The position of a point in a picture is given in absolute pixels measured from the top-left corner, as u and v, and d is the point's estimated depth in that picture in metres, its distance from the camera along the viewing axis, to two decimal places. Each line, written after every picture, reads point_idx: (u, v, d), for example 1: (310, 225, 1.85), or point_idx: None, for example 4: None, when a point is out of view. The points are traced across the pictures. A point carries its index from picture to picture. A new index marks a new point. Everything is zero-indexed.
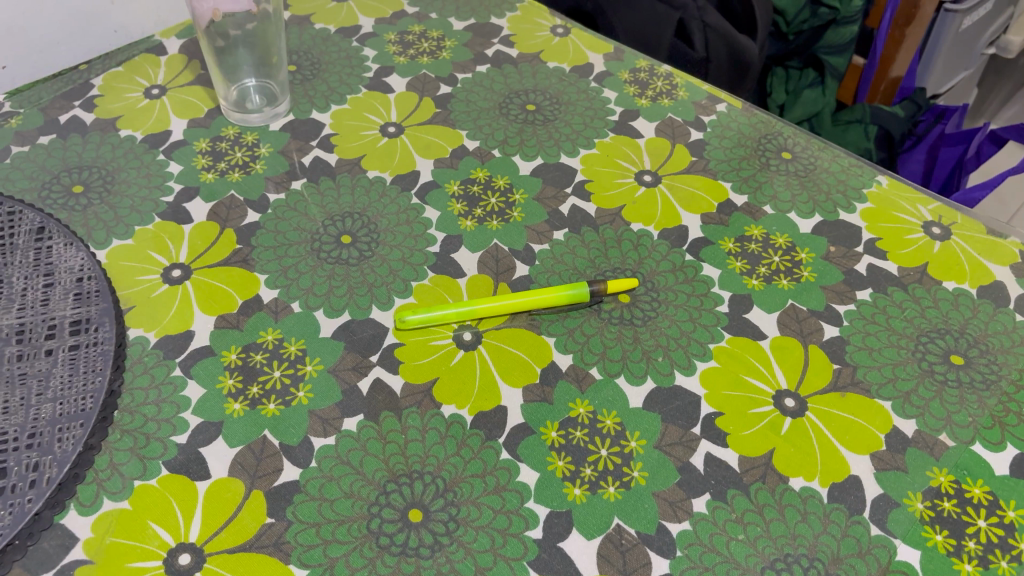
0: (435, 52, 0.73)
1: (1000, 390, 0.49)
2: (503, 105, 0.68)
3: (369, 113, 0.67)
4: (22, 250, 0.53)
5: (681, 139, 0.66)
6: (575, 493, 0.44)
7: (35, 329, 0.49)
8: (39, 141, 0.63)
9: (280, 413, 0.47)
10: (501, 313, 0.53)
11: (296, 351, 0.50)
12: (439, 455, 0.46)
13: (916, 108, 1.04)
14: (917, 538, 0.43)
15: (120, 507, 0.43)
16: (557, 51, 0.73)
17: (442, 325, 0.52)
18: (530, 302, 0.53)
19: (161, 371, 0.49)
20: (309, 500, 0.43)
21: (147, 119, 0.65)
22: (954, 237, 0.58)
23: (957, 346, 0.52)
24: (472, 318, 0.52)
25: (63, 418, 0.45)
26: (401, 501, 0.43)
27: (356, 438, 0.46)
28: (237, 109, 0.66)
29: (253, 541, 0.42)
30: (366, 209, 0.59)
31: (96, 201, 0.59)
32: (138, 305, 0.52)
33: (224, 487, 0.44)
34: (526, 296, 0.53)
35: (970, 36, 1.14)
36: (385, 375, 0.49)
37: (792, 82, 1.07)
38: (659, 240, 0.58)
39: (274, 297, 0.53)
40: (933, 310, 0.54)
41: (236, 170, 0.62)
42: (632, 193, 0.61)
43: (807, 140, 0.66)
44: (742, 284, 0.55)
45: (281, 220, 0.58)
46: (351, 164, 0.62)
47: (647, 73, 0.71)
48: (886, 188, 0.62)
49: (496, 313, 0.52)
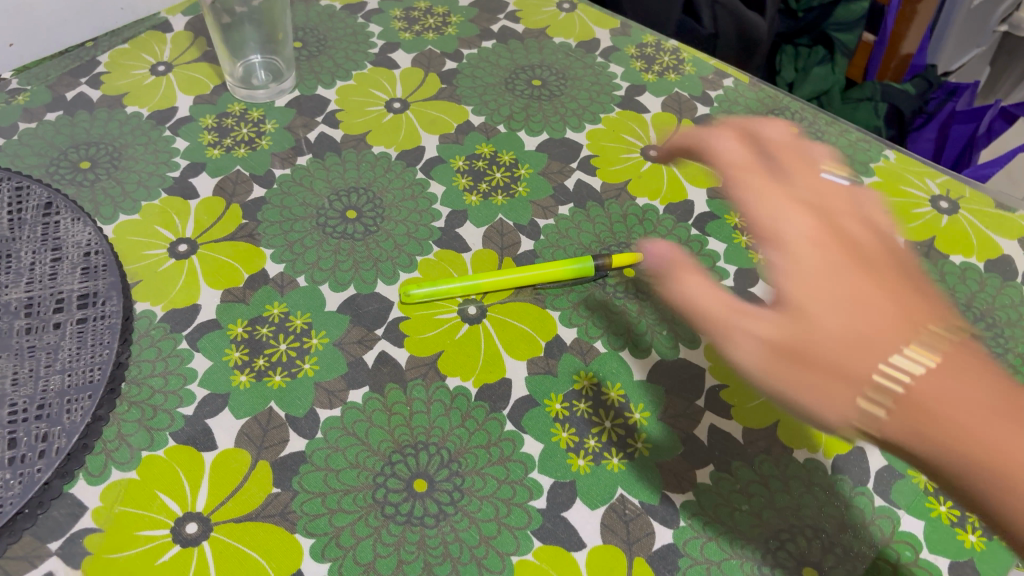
0: (441, 27, 0.73)
1: (1006, 363, 0.49)
2: (509, 81, 0.68)
3: (374, 89, 0.67)
4: (29, 225, 0.53)
5: (688, 113, 0.65)
6: (578, 464, 0.45)
7: (44, 302, 0.49)
8: (46, 117, 0.63)
9: (286, 385, 0.48)
10: (505, 288, 0.53)
11: (302, 324, 0.51)
12: (443, 427, 0.46)
13: (926, 86, 1.01)
14: (920, 508, 0.43)
15: (129, 477, 0.43)
16: (563, 26, 0.73)
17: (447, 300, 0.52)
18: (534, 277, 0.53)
19: (168, 344, 0.49)
20: (314, 471, 0.44)
21: (153, 96, 0.66)
22: (962, 211, 0.58)
23: (963, 320, 0.51)
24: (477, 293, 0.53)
25: (71, 389, 0.45)
26: (406, 471, 0.44)
27: (361, 410, 0.47)
28: (243, 85, 0.66)
29: (260, 511, 0.42)
30: (371, 184, 0.59)
31: (103, 176, 0.59)
32: (145, 279, 0.53)
33: (231, 458, 0.44)
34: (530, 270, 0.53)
35: (983, 15, 1.13)
36: (390, 348, 0.50)
37: (801, 60, 1.07)
38: (664, 214, 0.58)
39: (280, 271, 0.53)
40: (939, 284, 0.53)
41: (242, 146, 0.62)
42: (638, 167, 0.61)
43: (814, 114, 0.65)
44: (748, 258, 0.55)
45: (286, 195, 0.58)
46: (357, 140, 0.62)
47: (653, 48, 0.71)
48: (894, 162, 0.62)
49: (501, 287, 0.53)
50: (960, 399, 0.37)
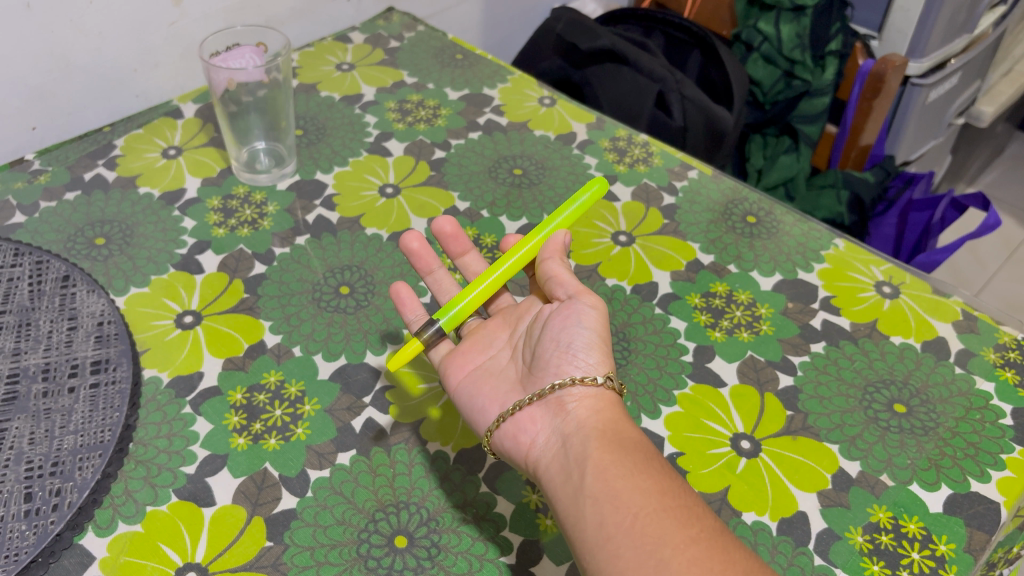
0: (432, 119, 0.79)
1: (938, 436, 0.54)
2: (493, 170, 0.74)
3: (368, 174, 0.73)
4: (47, 296, 0.58)
5: (655, 203, 0.71)
6: (546, 523, 0.49)
7: (59, 367, 0.54)
8: (65, 197, 0.68)
9: (280, 447, 0.52)
10: (511, 273, 0.56)
11: (296, 391, 0.55)
12: (423, 488, 0.50)
13: (886, 175, 1.11)
14: (855, 568, 0.47)
15: (134, 529, 0.47)
16: (544, 120, 0.80)
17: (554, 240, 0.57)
18: (474, 298, 0.55)
19: (173, 408, 0.54)
20: (304, 527, 0.48)
21: (164, 177, 0.71)
22: (902, 295, 0.64)
23: (901, 396, 0.56)
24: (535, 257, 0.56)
25: (83, 448, 0.49)
26: (387, 528, 0.48)
27: (348, 471, 0.51)
28: (247, 169, 0.72)
29: (254, 562, 0.46)
30: (363, 263, 0.65)
31: (116, 252, 0.64)
32: (152, 347, 0.57)
33: (228, 513, 0.48)
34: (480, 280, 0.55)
35: (936, 110, 1.23)
36: (376, 414, 0.54)
37: (769, 149, 1.18)
38: (631, 294, 0.63)
39: (277, 342, 0.58)
40: (880, 362, 0.59)
41: (245, 226, 0.67)
42: (607, 251, 0.66)
43: (770, 206, 0.72)
44: (705, 335, 0.60)
45: (285, 272, 0.63)
46: (351, 222, 0.68)
47: (625, 142, 0.78)
48: (843, 251, 0.68)
49: (515, 269, 0.56)
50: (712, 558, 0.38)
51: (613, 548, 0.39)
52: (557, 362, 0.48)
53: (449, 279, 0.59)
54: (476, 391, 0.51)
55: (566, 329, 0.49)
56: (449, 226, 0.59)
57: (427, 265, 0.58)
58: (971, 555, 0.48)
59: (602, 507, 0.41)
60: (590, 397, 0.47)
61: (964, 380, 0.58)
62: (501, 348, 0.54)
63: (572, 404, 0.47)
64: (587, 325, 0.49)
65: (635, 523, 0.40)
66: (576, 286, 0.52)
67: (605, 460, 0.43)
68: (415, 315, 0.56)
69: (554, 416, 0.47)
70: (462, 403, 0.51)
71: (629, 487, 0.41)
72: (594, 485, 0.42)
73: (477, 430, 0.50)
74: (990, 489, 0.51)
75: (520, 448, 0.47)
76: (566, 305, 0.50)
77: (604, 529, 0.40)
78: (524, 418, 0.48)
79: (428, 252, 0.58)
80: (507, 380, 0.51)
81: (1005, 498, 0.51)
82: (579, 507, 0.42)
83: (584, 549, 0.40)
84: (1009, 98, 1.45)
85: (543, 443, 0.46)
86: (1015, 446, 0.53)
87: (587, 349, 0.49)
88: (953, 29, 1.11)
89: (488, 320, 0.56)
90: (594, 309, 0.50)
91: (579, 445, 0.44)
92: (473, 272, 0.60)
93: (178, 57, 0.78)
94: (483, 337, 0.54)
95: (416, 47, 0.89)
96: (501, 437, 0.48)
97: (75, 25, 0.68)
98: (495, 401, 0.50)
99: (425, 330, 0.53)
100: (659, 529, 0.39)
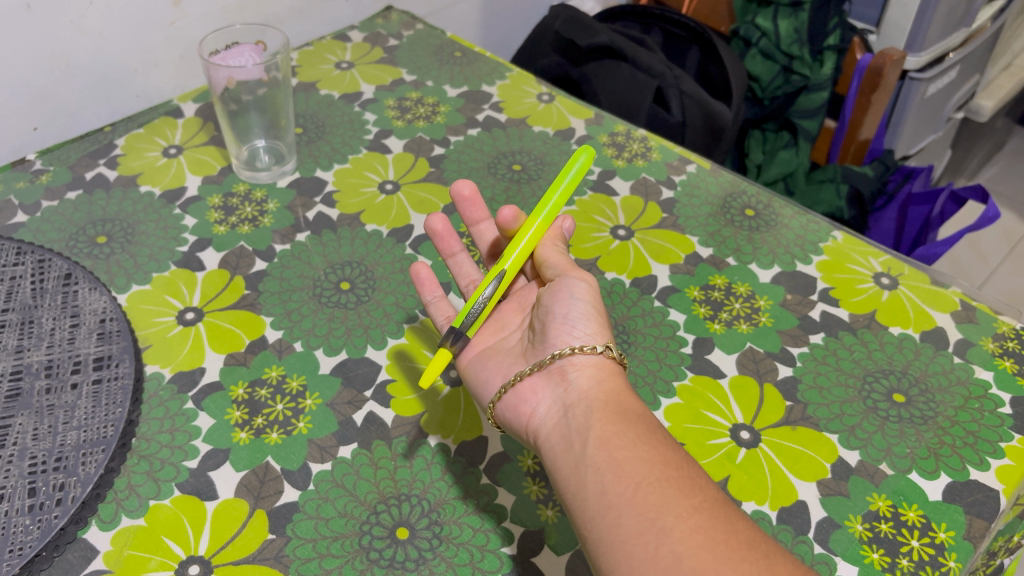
0: (431, 116, 0.80)
1: (937, 425, 0.54)
2: (492, 166, 0.74)
3: (368, 171, 0.73)
4: (50, 293, 0.59)
5: (654, 197, 0.72)
6: (546, 514, 0.49)
7: (62, 364, 0.54)
8: (66, 196, 0.69)
9: (282, 441, 0.52)
10: (519, 263, 0.54)
11: (297, 386, 0.56)
12: (425, 480, 0.51)
13: (884, 169, 1.11)
14: (855, 556, 0.47)
15: (137, 523, 0.47)
16: (542, 116, 0.80)
17: (554, 219, 0.55)
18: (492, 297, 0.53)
19: (175, 403, 0.54)
20: (307, 519, 0.48)
21: (165, 176, 0.72)
22: (901, 286, 0.64)
23: (900, 386, 0.57)
24: (537, 243, 0.54)
25: (86, 443, 0.50)
26: (389, 520, 0.48)
27: (350, 464, 0.51)
28: (248, 167, 0.72)
29: (257, 555, 0.46)
30: (364, 259, 0.65)
31: (118, 250, 0.65)
32: (154, 343, 0.57)
33: (230, 506, 0.48)
34: (489, 276, 0.53)
35: (936, 104, 1.23)
36: (377, 409, 0.55)
37: (768, 144, 1.19)
38: (630, 287, 0.63)
39: (278, 337, 0.59)
40: (879, 353, 0.59)
41: (246, 223, 0.68)
42: (606, 246, 0.67)
43: (768, 199, 0.72)
44: (705, 327, 0.60)
45: (286, 268, 0.64)
46: (351, 219, 0.68)
47: (624, 137, 0.78)
48: (841, 243, 0.68)
49: (522, 257, 0.54)
50: (714, 524, 0.38)
51: (613, 517, 0.39)
52: (555, 333, 0.49)
53: (469, 261, 0.60)
54: (483, 365, 0.51)
55: (561, 300, 0.50)
56: (466, 190, 0.59)
57: (448, 248, 0.59)
58: (970, 542, 0.48)
59: (604, 475, 0.41)
60: (590, 366, 0.47)
61: (963, 369, 0.58)
62: (514, 329, 0.54)
63: (573, 373, 0.47)
64: (579, 297, 0.50)
65: (637, 492, 0.39)
66: (564, 265, 0.52)
67: (608, 430, 0.43)
68: (435, 296, 0.56)
69: (556, 386, 0.47)
70: (471, 376, 0.52)
71: (632, 457, 0.41)
72: (596, 455, 0.42)
73: (482, 402, 0.51)
74: (990, 477, 0.51)
75: (521, 418, 0.47)
76: (557, 282, 0.51)
77: (606, 497, 0.40)
78: (525, 389, 0.48)
79: (450, 234, 0.58)
80: (512, 354, 0.51)
81: (1004, 486, 0.51)
82: (580, 475, 0.42)
83: (585, 516, 0.40)
84: (1008, 92, 1.45)
85: (544, 413, 0.46)
86: (1014, 434, 0.54)
87: (583, 320, 0.49)
88: (951, 23, 1.11)
89: (502, 306, 0.56)
90: (584, 282, 0.51)
91: (581, 416, 0.44)
92: (486, 241, 0.60)
93: (178, 56, 0.78)
94: (495, 321, 0.55)
95: (415, 45, 0.90)
96: (502, 409, 0.48)
97: (75, 25, 0.68)
98: (499, 372, 0.50)
99: (450, 341, 0.51)
100: (662, 498, 0.39)
